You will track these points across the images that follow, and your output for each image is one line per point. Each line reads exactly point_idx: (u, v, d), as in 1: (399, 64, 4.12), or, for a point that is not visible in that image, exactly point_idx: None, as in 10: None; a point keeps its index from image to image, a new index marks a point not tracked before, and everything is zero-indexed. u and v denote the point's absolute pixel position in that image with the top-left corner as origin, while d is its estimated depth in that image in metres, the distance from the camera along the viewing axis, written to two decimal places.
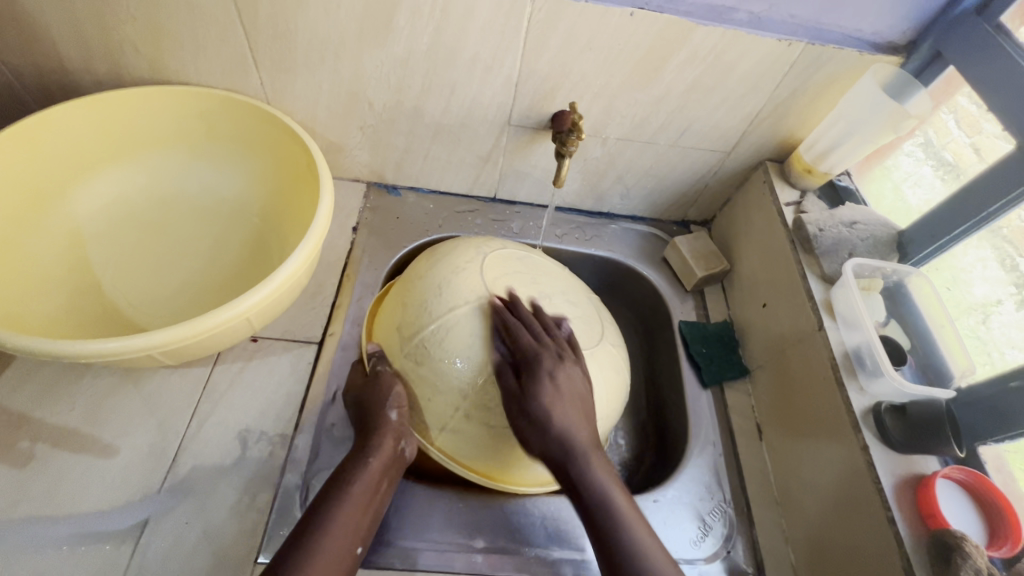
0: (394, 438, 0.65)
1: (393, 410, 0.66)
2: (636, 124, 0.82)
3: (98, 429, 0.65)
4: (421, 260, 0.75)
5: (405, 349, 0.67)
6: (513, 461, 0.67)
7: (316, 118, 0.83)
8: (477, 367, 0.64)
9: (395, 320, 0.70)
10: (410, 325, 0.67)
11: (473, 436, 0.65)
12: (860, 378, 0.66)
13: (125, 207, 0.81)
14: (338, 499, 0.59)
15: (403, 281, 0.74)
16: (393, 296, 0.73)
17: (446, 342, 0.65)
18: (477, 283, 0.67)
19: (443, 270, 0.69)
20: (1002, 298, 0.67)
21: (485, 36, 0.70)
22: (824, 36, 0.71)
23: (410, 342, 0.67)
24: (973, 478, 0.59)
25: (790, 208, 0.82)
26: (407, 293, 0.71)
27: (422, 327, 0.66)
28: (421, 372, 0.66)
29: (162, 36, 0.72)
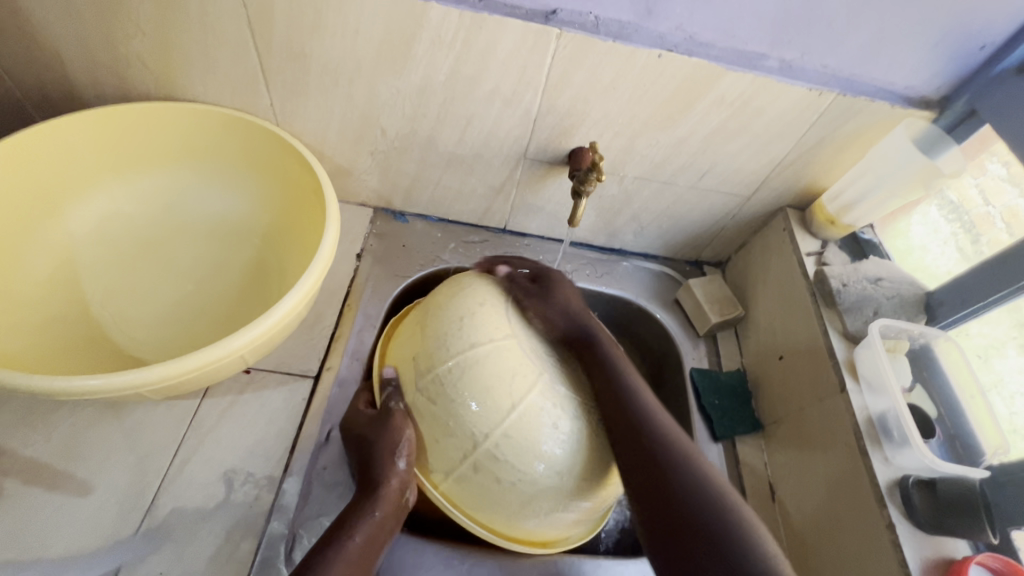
0: (400, 487, 0.61)
1: (401, 458, 0.62)
2: (656, 164, 0.80)
3: (74, 464, 0.61)
4: (446, 286, 0.71)
5: (422, 382, 0.63)
6: (520, 517, 0.62)
7: (326, 141, 0.80)
8: (494, 417, 0.59)
9: (415, 347, 0.66)
10: (427, 357, 0.63)
11: (480, 488, 0.61)
12: (885, 448, 0.62)
13: (121, 224, 0.78)
14: (333, 560, 0.54)
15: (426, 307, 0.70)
16: (414, 320, 0.70)
17: (463, 382, 0.60)
18: (500, 322, 0.63)
19: (467, 301, 0.65)
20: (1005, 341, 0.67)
21: (506, 70, 0.68)
22: (855, 87, 0.69)
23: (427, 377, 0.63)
24: (1009, 567, 0.54)
25: (811, 258, 0.79)
26: (427, 322, 0.66)
27: (439, 362, 0.62)
28: (433, 411, 0.61)
29: (173, 52, 0.69)
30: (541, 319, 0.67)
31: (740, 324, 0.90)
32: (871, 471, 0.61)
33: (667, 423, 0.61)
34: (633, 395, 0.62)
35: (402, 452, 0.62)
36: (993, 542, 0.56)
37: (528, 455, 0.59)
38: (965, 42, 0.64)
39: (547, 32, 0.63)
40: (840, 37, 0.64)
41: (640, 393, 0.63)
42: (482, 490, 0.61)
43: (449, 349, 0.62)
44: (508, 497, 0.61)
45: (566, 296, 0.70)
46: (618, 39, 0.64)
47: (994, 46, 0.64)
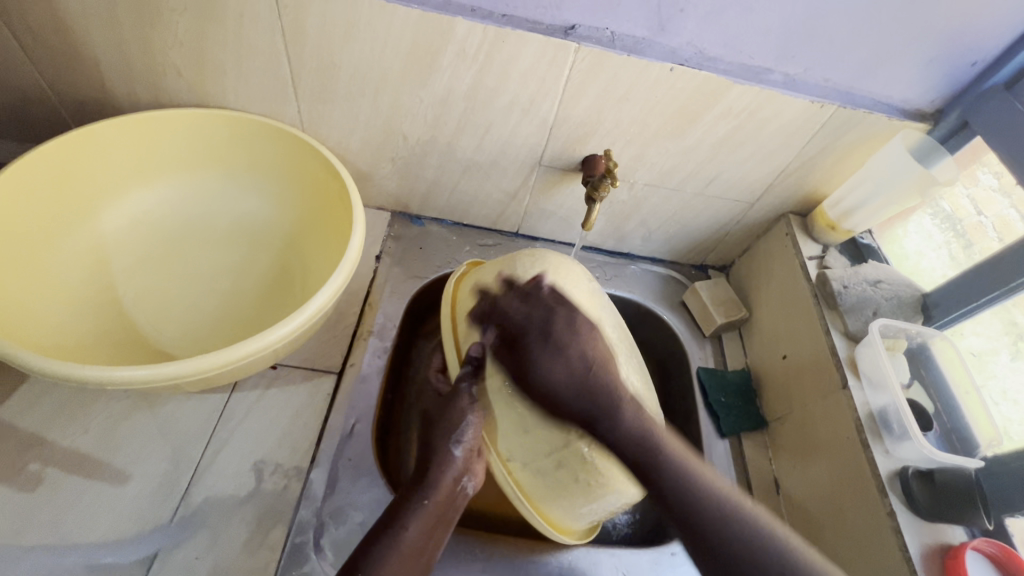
0: (456, 479, 0.59)
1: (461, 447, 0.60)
2: (665, 171, 0.83)
3: (110, 454, 0.64)
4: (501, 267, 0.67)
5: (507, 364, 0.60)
6: (572, 510, 0.62)
7: (349, 147, 0.84)
8: (589, 409, 0.59)
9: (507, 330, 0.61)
10: (513, 340, 0.60)
11: (554, 485, 0.60)
12: (885, 440, 0.66)
13: (151, 225, 0.81)
14: (389, 550, 0.53)
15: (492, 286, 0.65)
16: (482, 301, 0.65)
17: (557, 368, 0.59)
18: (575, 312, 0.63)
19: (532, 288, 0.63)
20: (998, 348, 0.71)
21: (525, 81, 0.72)
22: (855, 100, 0.73)
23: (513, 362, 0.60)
24: (1002, 551, 0.58)
25: (813, 261, 0.83)
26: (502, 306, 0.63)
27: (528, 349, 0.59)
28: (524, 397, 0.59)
29: (207, 62, 0.73)
30: (540, 340, 0.59)
31: (744, 325, 0.94)
32: (873, 463, 0.64)
33: (672, 455, 0.57)
34: (622, 429, 0.58)
35: (463, 440, 0.60)
36: (987, 528, 0.60)
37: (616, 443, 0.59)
38: (958, 59, 0.68)
39: (565, 46, 0.67)
40: (840, 53, 0.68)
41: (617, 420, 0.58)
42: (555, 484, 0.60)
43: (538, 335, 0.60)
44: (582, 486, 0.60)
45: (561, 327, 0.60)
46: (633, 53, 0.68)
47: (985, 62, 0.68)
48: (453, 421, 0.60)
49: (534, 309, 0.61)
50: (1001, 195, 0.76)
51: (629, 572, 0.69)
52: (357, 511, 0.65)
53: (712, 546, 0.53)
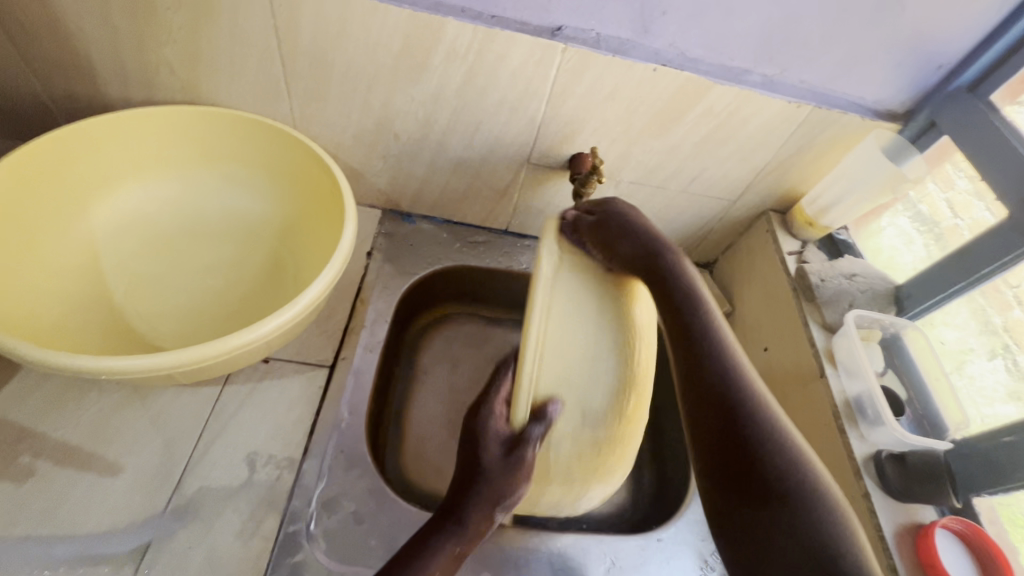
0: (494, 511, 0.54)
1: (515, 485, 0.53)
2: (650, 169, 0.86)
3: (102, 446, 0.64)
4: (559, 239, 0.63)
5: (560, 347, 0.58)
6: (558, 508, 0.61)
7: (341, 145, 0.85)
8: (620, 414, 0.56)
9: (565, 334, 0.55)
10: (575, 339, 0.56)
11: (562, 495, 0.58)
12: (860, 426, 0.68)
13: (143, 222, 0.82)
14: None
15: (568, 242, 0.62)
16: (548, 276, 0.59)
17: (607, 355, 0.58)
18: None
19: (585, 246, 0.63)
20: (974, 347, 0.73)
21: (514, 81, 0.74)
22: (829, 101, 0.76)
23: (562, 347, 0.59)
24: (969, 529, 0.61)
25: (792, 256, 0.86)
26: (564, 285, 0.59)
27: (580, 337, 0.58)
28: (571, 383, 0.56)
29: (201, 59, 0.74)
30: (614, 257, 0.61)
31: (727, 320, 0.96)
32: (849, 448, 0.67)
33: (735, 366, 0.54)
34: (713, 363, 0.54)
35: (517, 485, 0.53)
36: (956, 507, 0.62)
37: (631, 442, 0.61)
38: (925, 62, 0.71)
39: (553, 46, 0.69)
40: (815, 55, 0.71)
41: (731, 357, 0.55)
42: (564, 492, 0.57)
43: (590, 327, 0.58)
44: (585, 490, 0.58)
45: (641, 230, 0.63)
46: (618, 54, 0.70)
47: (950, 65, 0.72)
48: (514, 467, 0.52)
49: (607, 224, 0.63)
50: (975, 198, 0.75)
51: (617, 558, 0.71)
52: (349, 501, 0.66)
53: (794, 467, 0.48)
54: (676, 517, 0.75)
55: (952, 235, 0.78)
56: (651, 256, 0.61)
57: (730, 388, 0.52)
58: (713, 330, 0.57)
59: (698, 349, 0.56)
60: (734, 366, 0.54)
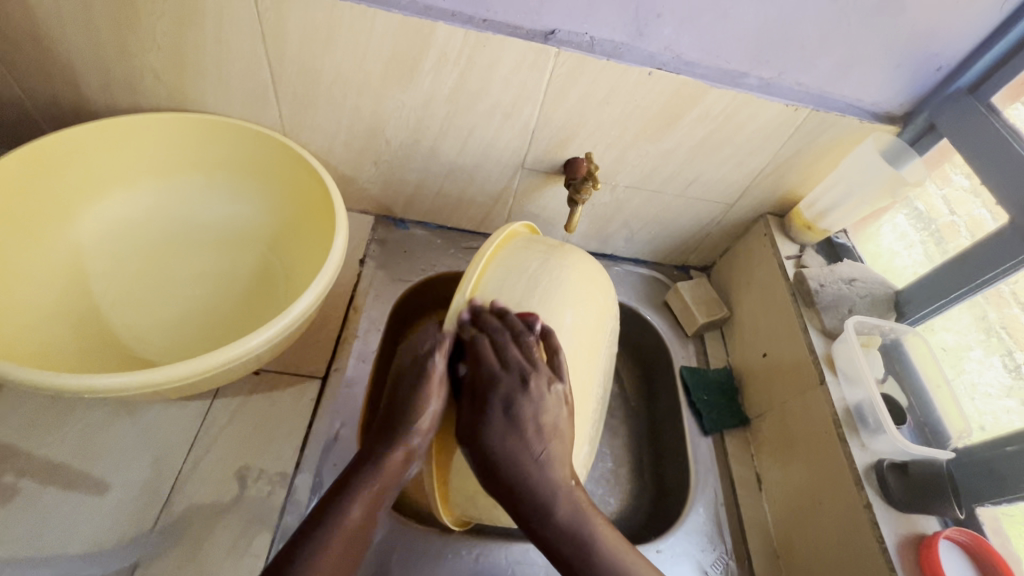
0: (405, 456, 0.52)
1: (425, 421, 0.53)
2: (646, 174, 0.85)
3: (89, 464, 0.63)
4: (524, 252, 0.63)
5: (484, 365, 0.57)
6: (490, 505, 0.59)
7: (332, 151, 0.83)
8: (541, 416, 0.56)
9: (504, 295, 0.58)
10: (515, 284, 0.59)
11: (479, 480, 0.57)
12: (861, 435, 0.67)
13: (131, 232, 0.80)
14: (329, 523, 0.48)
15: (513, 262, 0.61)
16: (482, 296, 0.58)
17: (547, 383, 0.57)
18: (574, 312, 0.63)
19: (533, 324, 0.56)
20: (971, 343, 0.72)
21: (507, 85, 0.72)
22: (828, 104, 0.75)
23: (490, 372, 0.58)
24: (974, 541, 0.60)
25: (791, 261, 0.85)
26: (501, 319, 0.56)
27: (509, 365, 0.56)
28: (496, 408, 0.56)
29: (186, 66, 0.72)
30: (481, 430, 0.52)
31: (725, 325, 0.95)
32: (850, 457, 0.66)
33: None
34: (557, 537, 0.51)
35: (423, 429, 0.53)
36: (959, 518, 0.61)
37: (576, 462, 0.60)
38: (924, 64, 0.70)
39: (546, 50, 0.68)
40: (813, 58, 0.69)
41: (550, 511, 0.52)
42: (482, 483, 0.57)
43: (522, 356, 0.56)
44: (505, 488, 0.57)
45: (528, 423, 0.52)
46: (613, 58, 0.69)
47: (949, 67, 0.71)
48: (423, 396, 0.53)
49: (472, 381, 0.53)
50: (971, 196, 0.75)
51: None
52: None
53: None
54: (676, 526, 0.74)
55: (948, 231, 0.78)
56: (535, 438, 0.52)
57: (571, 549, 0.51)
58: (543, 491, 0.52)
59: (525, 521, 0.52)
60: (573, 532, 0.52)
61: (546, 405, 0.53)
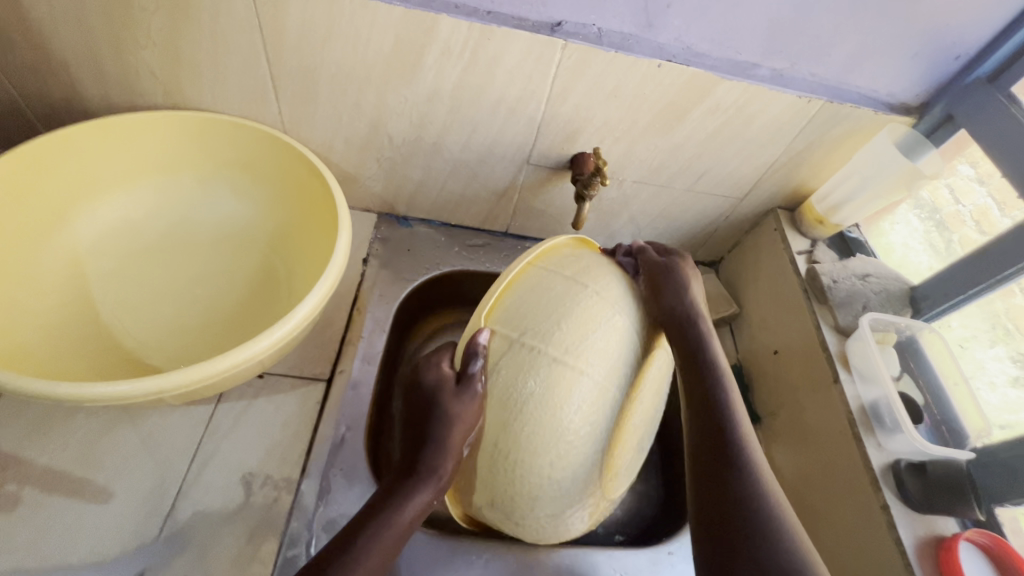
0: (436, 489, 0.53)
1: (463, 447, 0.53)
2: (654, 169, 0.83)
3: (91, 471, 0.62)
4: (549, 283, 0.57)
5: (497, 400, 0.53)
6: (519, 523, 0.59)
7: (333, 148, 0.82)
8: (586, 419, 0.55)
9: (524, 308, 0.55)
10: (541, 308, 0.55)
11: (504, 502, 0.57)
12: (878, 434, 0.66)
13: (129, 233, 0.79)
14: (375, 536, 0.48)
15: (535, 295, 0.56)
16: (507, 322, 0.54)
17: (563, 417, 0.54)
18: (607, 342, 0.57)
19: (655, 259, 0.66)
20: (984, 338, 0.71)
21: (512, 79, 0.70)
22: (841, 95, 0.73)
23: (501, 404, 0.53)
24: (994, 542, 0.59)
25: (802, 256, 0.84)
26: (513, 352, 0.53)
27: (524, 399, 0.52)
28: (501, 435, 0.53)
29: (183, 62, 0.70)
30: (652, 293, 0.64)
31: (735, 321, 0.94)
32: (866, 457, 0.64)
33: (754, 465, 0.53)
34: (733, 416, 0.57)
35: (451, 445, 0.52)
36: (979, 519, 0.60)
37: (594, 481, 0.59)
38: (942, 53, 0.68)
39: (552, 43, 0.66)
40: (828, 47, 0.67)
41: (726, 400, 0.58)
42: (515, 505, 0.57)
43: (545, 377, 0.53)
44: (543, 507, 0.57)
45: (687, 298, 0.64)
46: (621, 50, 0.67)
47: (969, 55, 0.68)
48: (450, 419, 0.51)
49: (663, 275, 0.65)
50: (976, 184, 0.77)
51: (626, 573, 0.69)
52: None
53: (760, 497, 0.50)
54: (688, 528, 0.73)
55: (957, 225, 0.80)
56: (690, 314, 0.63)
57: (733, 435, 0.55)
58: (728, 386, 0.59)
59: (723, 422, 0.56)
60: (742, 428, 0.56)
61: (694, 289, 0.65)
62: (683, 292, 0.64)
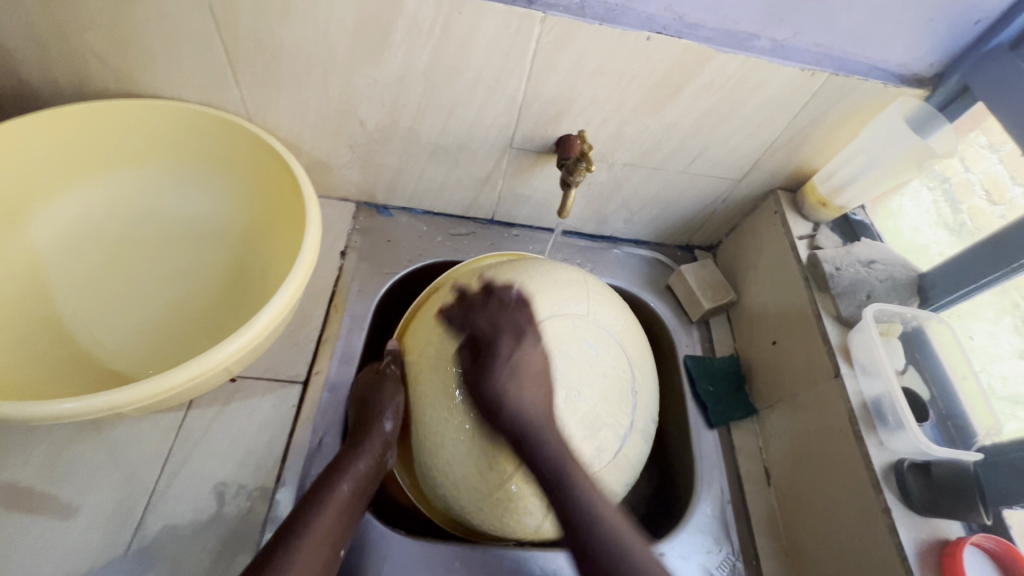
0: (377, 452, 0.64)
1: (387, 420, 0.64)
2: (646, 150, 0.78)
3: (55, 486, 0.59)
4: (440, 304, 0.69)
5: (420, 410, 0.64)
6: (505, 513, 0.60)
7: (302, 135, 0.77)
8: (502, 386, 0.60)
9: (420, 327, 0.69)
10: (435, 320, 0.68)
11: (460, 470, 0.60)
12: (879, 432, 0.63)
13: (91, 230, 0.74)
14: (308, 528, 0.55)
15: (434, 312, 0.69)
16: (421, 361, 0.66)
17: (475, 417, 0.61)
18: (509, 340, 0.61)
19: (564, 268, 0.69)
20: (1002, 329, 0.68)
21: (489, 57, 0.65)
22: (848, 66, 0.67)
23: (427, 424, 0.63)
24: (1001, 547, 0.56)
25: (804, 241, 0.79)
26: (417, 365, 0.66)
27: (445, 412, 0.62)
28: (432, 446, 0.62)
29: (132, 46, 0.65)
30: (512, 337, 0.61)
31: (732, 309, 0.90)
32: (867, 457, 0.61)
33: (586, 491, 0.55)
34: (580, 506, 0.54)
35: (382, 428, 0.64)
36: (987, 524, 0.57)
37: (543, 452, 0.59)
38: (960, 17, 0.62)
39: (530, 16, 0.60)
40: (834, 14, 0.61)
41: (576, 486, 0.55)
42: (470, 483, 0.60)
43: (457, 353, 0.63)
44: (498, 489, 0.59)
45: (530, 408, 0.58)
46: (605, 22, 0.61)
47: (989, 21, 0.62)
48: (376, 412, 0.64)
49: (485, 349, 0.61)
50: (988, 152, 0.75)
51: None
52: None
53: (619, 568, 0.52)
54: (681, 527, 0.71)
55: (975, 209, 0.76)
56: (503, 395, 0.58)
57: (579, 521, 0.54)
58: (585, 504, 0.54)
59: (559, 487, 0.54)
60: (588, 508, 0.54)
61: (530, 355, 0.60)
62: (511, 391, 0.58)
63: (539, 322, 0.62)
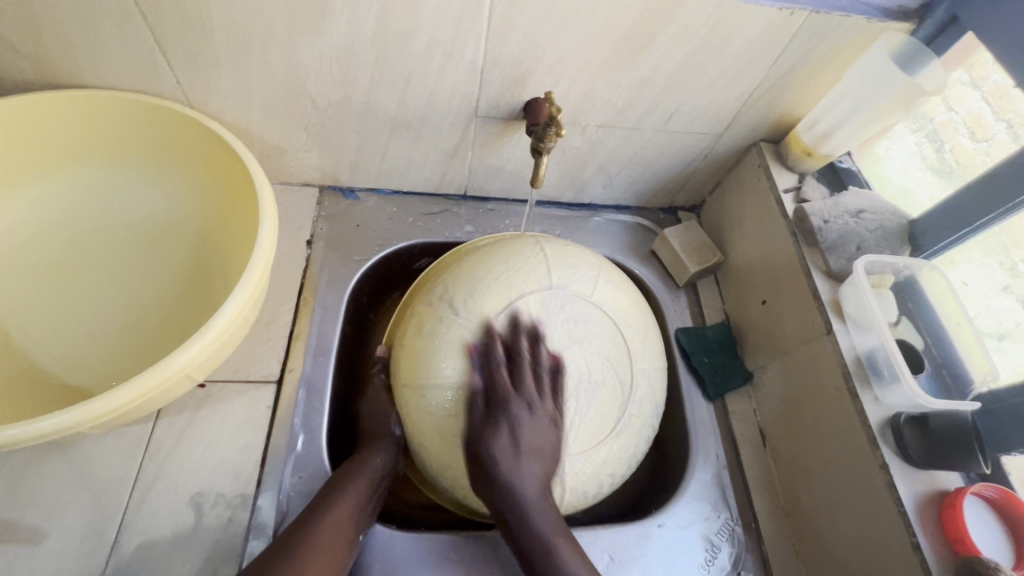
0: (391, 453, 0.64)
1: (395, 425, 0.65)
2: (620, 109, 0.73)
3: (20, 512, 0.56)
4: (423, 307, 0.64)
5: (410, 418, 0.62)
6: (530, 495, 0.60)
7: (250, 119, 0.71)
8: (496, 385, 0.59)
9: (402, 331, 0.66)
10: (415, 324, 0.64)
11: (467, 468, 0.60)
12: (874, 387, 0.61)
13: (31, 238, 0.70)
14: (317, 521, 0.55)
15: (415, 313, 0.65)
16: (404, 373, 0.63)
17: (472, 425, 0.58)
18: (494, 336, 0.59)
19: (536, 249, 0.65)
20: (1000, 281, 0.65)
21: (441, 17, 0.59)
22: (829, 3, 0.62)
23: (418, 429, 0.62)
24: (1001, 495, 0.56)
25: (790, 195, 0.75)
26: (405, 371, 0.63)
27: (442, 420, 0.59)
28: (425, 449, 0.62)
29: (45, 33, 0.58)
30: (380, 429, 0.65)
31: (719, 270, 0.87)
32: (863, 414, 0.60)
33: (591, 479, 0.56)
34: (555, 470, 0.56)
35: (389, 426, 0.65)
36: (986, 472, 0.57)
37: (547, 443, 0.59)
38: None
39: None
40: None
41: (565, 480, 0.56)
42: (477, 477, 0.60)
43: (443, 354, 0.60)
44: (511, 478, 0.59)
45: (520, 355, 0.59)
46: None
47: None
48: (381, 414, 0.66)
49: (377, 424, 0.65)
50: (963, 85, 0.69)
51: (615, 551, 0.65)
52: None
53: None
54: (679, 496, 0.70)
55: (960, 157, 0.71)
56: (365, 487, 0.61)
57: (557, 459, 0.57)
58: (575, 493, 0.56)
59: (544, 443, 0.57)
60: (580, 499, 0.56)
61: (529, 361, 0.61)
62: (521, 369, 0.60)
63: (512, 314, 0.60)
